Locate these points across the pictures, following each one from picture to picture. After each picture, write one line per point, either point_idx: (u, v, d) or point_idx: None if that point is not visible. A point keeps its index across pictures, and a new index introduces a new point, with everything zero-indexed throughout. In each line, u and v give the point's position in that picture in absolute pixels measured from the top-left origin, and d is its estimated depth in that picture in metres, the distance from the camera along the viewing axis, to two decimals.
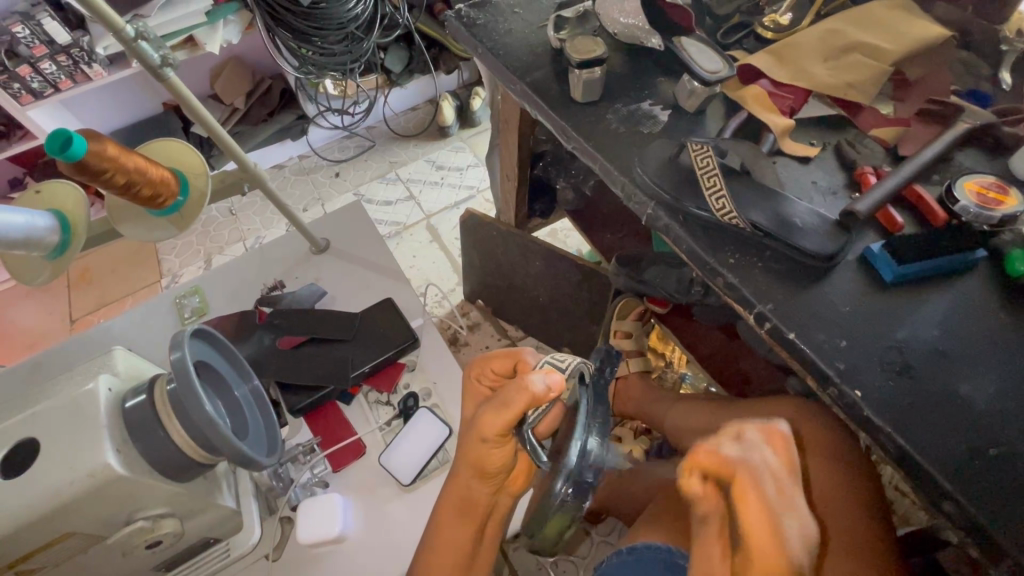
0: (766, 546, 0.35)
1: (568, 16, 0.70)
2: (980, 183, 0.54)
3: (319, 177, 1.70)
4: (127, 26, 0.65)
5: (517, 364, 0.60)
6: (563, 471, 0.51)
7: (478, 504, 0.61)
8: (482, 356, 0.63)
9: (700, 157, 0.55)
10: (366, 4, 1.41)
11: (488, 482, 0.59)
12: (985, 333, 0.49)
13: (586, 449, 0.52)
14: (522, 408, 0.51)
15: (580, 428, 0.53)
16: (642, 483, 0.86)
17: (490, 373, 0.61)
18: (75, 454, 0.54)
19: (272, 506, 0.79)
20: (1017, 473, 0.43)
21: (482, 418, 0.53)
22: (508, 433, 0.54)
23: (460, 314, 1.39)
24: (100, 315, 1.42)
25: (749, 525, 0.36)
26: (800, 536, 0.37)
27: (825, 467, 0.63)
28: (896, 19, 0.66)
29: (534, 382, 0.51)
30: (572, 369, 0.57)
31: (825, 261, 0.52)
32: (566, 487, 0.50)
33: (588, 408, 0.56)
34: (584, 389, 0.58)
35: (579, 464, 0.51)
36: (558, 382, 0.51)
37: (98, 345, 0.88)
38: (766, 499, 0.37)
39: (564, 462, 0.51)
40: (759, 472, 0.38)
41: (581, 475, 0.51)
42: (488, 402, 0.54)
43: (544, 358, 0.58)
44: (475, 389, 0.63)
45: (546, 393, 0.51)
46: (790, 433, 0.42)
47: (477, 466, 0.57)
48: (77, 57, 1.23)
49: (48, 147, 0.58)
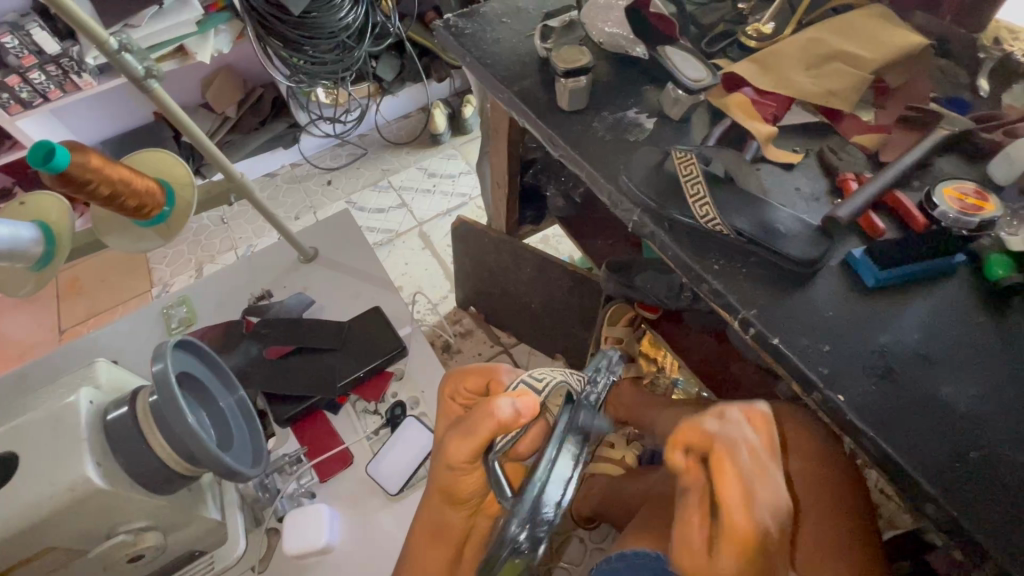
0: (743, 514, 0.36)
1: (555, 26, 0.72)
2: (959, 189, 0.55)
3: (310, 185, 1.70)
4: (112, 38, 0.66)
5: (490, 382, 0.59)
6: (518, 512, 0.45)
7: (452, 527, 0.60)
8: (456, 374, 0.62)
9: (684, 165, 0.56)
10: (356, 13, 1.40)
11: (461, 508, 0.58)
12: (965, 336, 0.50)
13: (553, 482, 0.46)
14: (487, 434, 0.48)
15: (553, 446, 0.49)
16: (631, 488, 0.87)
17: (463, 393, 0.61)
18: (55, 467, 0.53)
19: (259, 517, 0.78)
20: (998, 475, 0.44)
21: (447, 445, 0.51)
22: (475, 459, 0.51)
23: (451, 322, 1.39)
24: (89, 326, 1.41)
25: (724, 494, 0.37)
26: (771, 505, 0.38)
27: (814, 469, 0.63)
28: (877, 28, 0.67)
29: (502, 407, 0.48)
30: (550, 389, 0.53)
31: (808, 266, 0.52)
32: (519, 529, 0.45)
33: (565, 427, 0.51)
34: (565, 408, 0.53)
35: (538, 501, 0.45)
36: (527, 406, 0.48)
37: (85, 356, 0.88)
38: (742, 469, 0.37)
39: (519, 501, 0.46)
40: (736, 442, 0.39)
41: (538, 514, 0.45)
42: (454, 427, 0.52)
43: (519, 378, 0.54)
44: (449, 407, 0.63)
45: (515, 418, 0.48)
46: (771, 414, 0.44)
47: (449, 492, 0.55)
48: (66, 66, 1.23)
49: (31, 159, 0.58)
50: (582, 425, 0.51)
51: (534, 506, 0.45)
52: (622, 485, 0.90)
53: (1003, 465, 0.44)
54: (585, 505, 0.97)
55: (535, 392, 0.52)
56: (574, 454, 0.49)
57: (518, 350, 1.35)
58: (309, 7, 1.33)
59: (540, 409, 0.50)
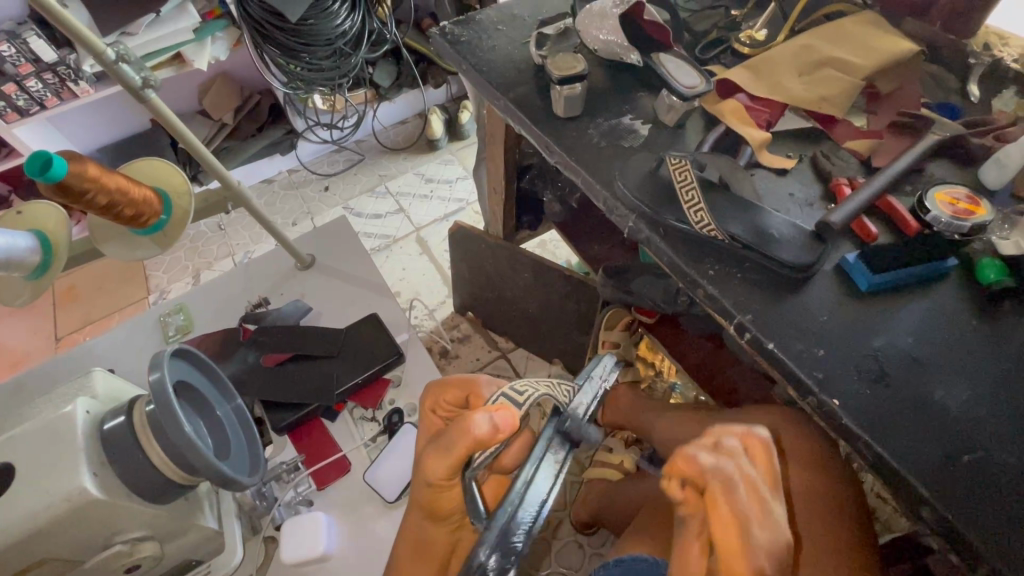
0: (740, 558, 0.37)
1: (550, 33, 0.72)
2: (951, 194, 0.56)
3: (307, 191, 1.70)
4: (109, 49, 0.66)
5: (471, 395, 0.61)
6: (489, 536, 0.42)
7: (435, 543, 0.60)
8: (435, 386, 0.63)
9: (679, 171, 0.56)
10: (353, 20, 1.41)
11: (442, 524, 0.59)
12: (957, 340, 0.50)
13: (534, 489, 0.45)
14: (464, 449, 0.49)
15: (533, 464, 0.47)
16: (625, 495, 0.88)
17: (445, 405, 0.62)
18: (52, 478, 0.53)
19: (256, 525, 0.78)
20: (991, 478, 0.44)
21: (425, 461, 0.52)
22: (452, 476, 0.52)
23: (449, 327, 1.39)
24: (85, 333, 1.41)
25: (721, 535, 0.38)
26: (771, 546, 0.38)
27: (813, 477, 0.63)
28: (869, 35, 0.68)
29: (478, 422, 0.48)
30: (530, 402, 0.53)
31: (802, 271, 0.53)
32: (489, 556, 0.41)
33: (547, 439, 0.50)
34: (551, 421, 0.52)
35: (511, 523, 0.43)
36: (504, 421, 0.48)
37: (81, 365, 0.88)
38: (733, 508, 0.39)
39: (490, 526, 0.43)
40: (730, 479, 0.40)
41: (509, 540, 0.43)
42: (432, 442, 0.53)
43: (500, 390, 0.54)
44: (430, 422, 0.63)
45: (492, 434, 0.48)
46: (771, 441, 0.44)
47: (429, 508, 0.56)
48: (63, 74, 1.23)
49: (28, 168, 0.58)
50: (565, 438, 0.50)
51: (506, 525, 0.43)
52: (619, 489, 0.90)
53: (997, 469, 0.44)
54: (584, 509, 0.98)
55: (515, 406, 0.52)
56: (554, 471, 0.47)
57: (516, 355, 1.35)
58: (306, 13, 1.33)
59: (520, 424, 0.50)
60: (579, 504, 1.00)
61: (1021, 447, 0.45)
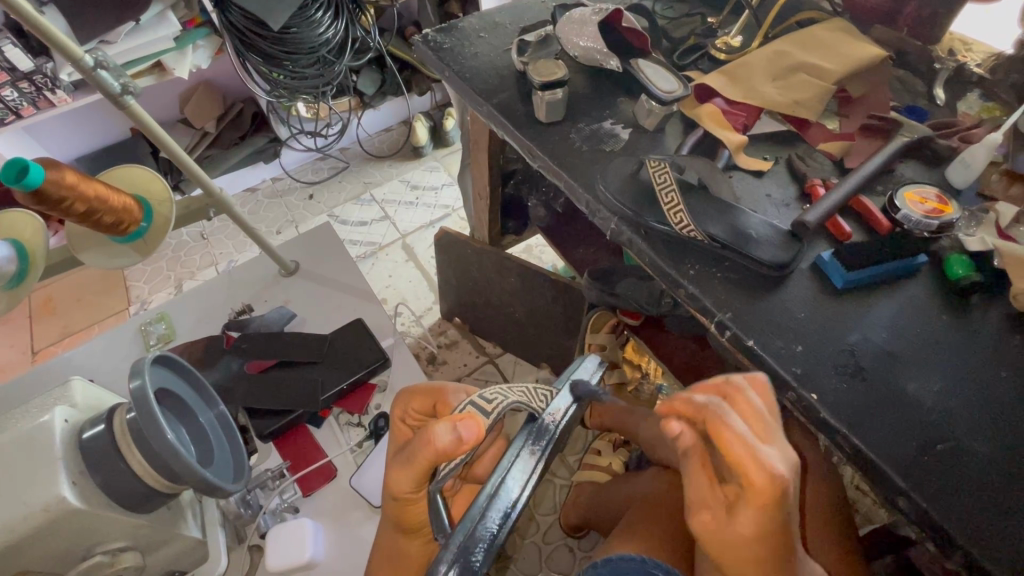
0: (753, 471, 0.37)
1: (530, 40, 0.73)
2: (920, 193, 0.58)
3: (291, 200, 1.70)
4: (86, 55, 0.66)
5: (438, 403, 0.61)
6: (450, 549, 0.42)
7: (410, 560, 0.60)
8: (405, 395, 0.63)
9: (659, 173, 0.57)
10: (336, 28, 1.39)
11: (414, 537, 0.59)
12: (930, 335, 0.52)
13: (500, 501, 0.46)
14: (429, 460, 0.48)
15: (500, 473, 0.48)
16: (610, 491, 0.90)
17: (414, 413, 0.62)
18: (28, 490, 0.52)
19: (241, 534, 0.76)
20: (963, 465, 0.45)
21: (391, 475, 0.52)
22: (419, 488, 0.53)
23: (436, 334, 1.39)
24: (62, 346, 1.37)
25: (733, 460, 0.38)
26: (784, 459, 0.39)
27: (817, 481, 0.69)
28: (841, 41, 0.70)
29: (439, 436, 0.47)
30: (500, 412, 0.52)
31: (778, 269, 0.54)
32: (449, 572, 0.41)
33: (516, 451, 0.50)
34: (525, 428, 0.53)
35: (471, 537, 0.43)
36: (468, 431, 0.47)
37: (57, 378, 0.85)
38: (742, 434, 0.38)
39: (451, 535, 0.43)
40: (726, 410, 0.40)
41: (470, 555, 0.42)
42: (398, 455, 0.53)
43: (469, 399, 0.53)
44: (402, 430, 0.64)
45: (456, 446, 0.47)
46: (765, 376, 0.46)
47: (400, 522, 0.57)
48: (40, 83, 1.21)
49: (5, 176, 0.58)
50: (536, 449, 0.50)
51: (467, 540, 0.43)
52: (609, 491, 0.90)
53: (969, 457, 0.46)
54: (575, 511, 0.98)
55: (483, 416, 0.50)
56: (522, 481, 0.48)
57: (503, 360, 1.36)
58: (289, 22, 1.31)
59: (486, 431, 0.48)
60: (567, 507, 1.01)
61: (991, 436, 0.46)
